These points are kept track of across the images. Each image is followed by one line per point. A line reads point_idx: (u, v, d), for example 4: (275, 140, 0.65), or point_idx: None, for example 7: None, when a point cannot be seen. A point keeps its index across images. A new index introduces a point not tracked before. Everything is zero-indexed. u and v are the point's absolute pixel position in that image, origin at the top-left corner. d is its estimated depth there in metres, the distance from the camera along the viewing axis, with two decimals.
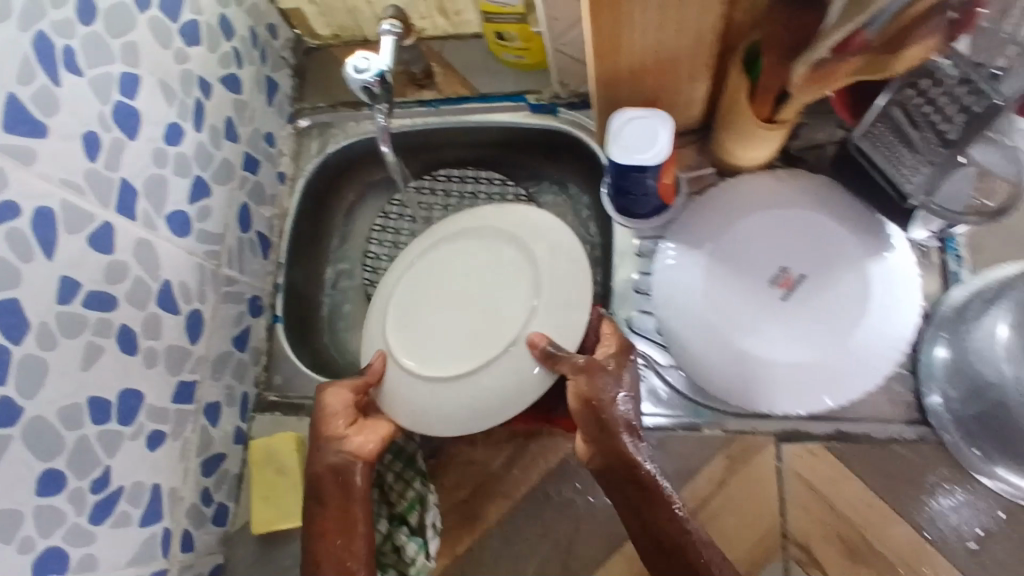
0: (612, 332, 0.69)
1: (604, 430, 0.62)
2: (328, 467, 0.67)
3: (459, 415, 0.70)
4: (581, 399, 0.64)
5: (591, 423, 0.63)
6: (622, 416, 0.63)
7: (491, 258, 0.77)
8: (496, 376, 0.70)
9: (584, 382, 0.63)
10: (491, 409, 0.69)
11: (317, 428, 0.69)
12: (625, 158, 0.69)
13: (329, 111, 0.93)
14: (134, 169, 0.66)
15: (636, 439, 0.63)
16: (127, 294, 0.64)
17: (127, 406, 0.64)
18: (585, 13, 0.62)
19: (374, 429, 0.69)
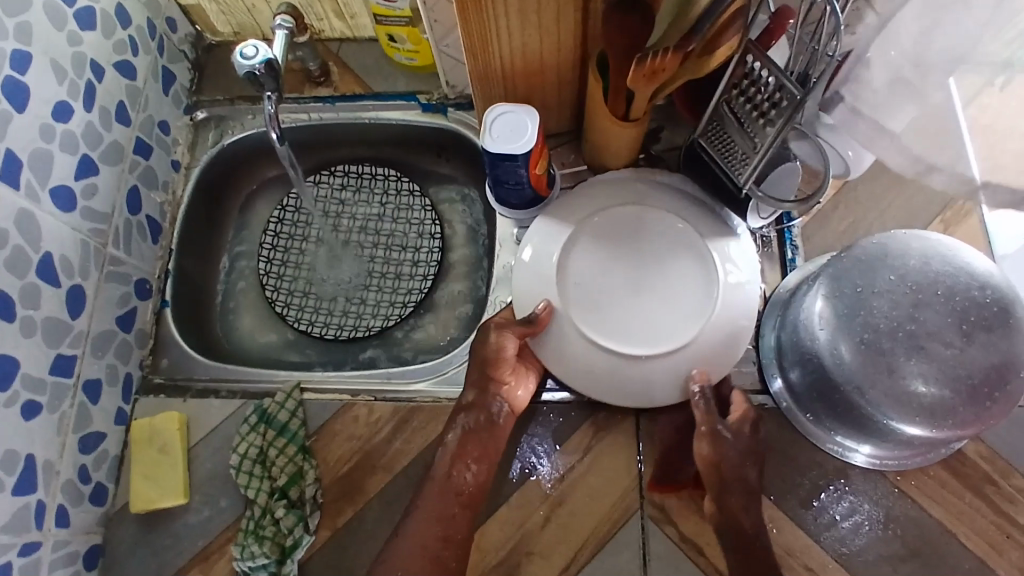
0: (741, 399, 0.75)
1: (724, 493, 0.69)
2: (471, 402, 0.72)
3: (642, 392, 0.75)
4: (707, 459, 0.70)
5: (713, 487, 0.70)
6: (743, 483, 0.70)
7: (662, 237, 0.80)
8: (680, 362, 0.75)
9: (708, 444, 0.70)
10: (661, 388, 0.75)
11: (488, 368, 0.73)
12: (496, 147, 0.76)
13: (226, 104, 0.95)
14: (18, 142, 0.68)
15: (754, 511, 0.70)
16: (6, 260, 0.65)
17: (1, 372, 0.65)
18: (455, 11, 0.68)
19: (526, 377, 0.76)
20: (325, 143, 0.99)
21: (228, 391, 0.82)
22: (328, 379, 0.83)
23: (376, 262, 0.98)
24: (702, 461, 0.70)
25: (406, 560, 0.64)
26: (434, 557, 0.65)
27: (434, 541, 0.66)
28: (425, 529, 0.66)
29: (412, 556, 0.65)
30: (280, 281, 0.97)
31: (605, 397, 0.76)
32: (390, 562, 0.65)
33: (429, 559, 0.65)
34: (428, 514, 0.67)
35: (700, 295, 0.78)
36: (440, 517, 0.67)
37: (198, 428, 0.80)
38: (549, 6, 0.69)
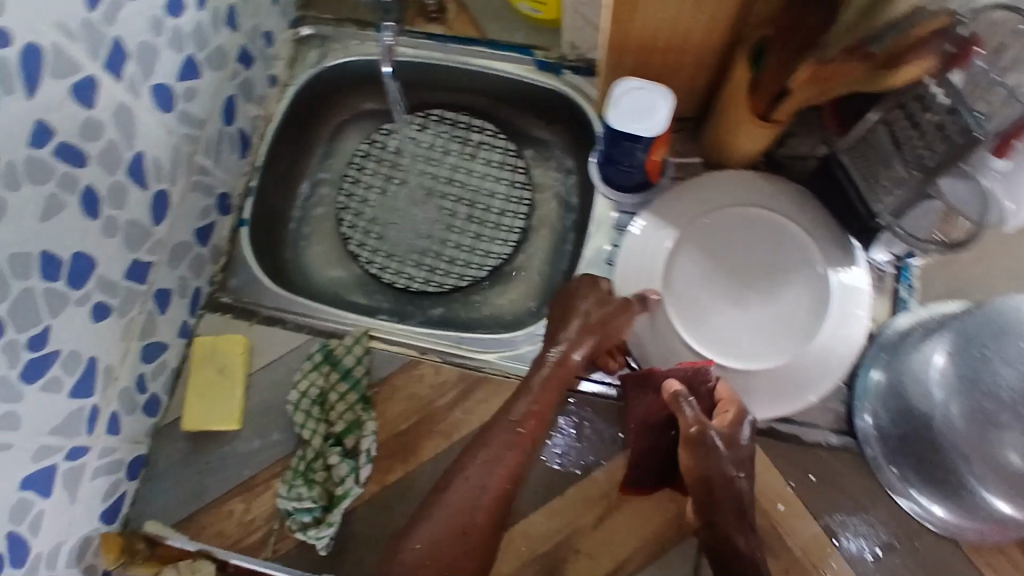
0: (729, 397, 0.68)
1: (714, 507, 0.63)
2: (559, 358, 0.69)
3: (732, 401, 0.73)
4: (694, 469, 0.64)
5: (700, 501, 0.64)
6: (734, 497, 0.63)
7: (769, 250, 0.77)
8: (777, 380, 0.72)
9: (691, 452, 0.64)
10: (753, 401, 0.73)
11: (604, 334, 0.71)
12: (623, 124, 0.71)
13: (332, 25, 0.90)
14: (128, 29, 0.63)
15: (748, 530, 0.63)
16: (99, 154, 0.62)
17: (79, 270, 0.62)
18: None
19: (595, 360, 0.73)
20: (426, 84, 0.94)
21: (294, 324, 0.80)
22: (398, 333, 0.80)
23: (457, 218, 0.94)
24: (686, 471, 0.64)
25: (470, 509, 0.62)
26: (492, 509, 0.63)
27: (496, 492, 0.63)
28: (493, 479, 0.63)
29: (473, 508, 0.62)
30: (358, 219, 0.94)
31: None
32: (450, 508, 0.62)
33: (489, 513, 0.62)
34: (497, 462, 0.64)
35: (805, 314, 0.75)
36: (505, 471, 0.64)
37: (259, 356, 0.79)
38: None
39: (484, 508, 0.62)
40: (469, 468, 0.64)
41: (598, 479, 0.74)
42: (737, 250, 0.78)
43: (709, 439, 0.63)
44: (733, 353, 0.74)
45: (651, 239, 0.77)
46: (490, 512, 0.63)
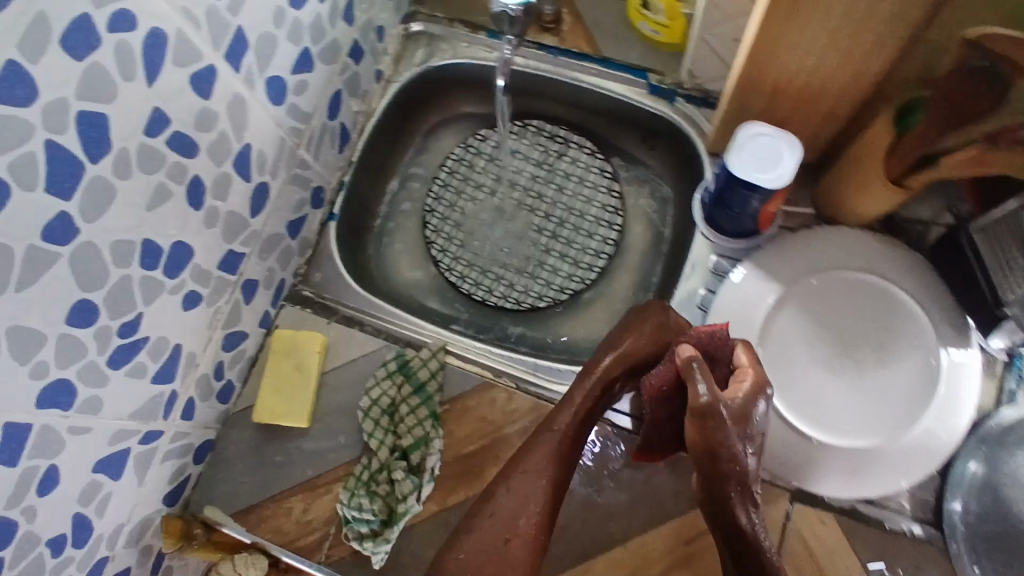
0: (748, 366, 0.62)
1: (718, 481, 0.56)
2: (606, 368, 0.68)
3: (820, 477, 0.69)
4: (699, 441, 0.56)
5: (705, 474, 0.57)
6: (740, 473, 0.56)
7: (877, 320, 0.72)
8: (869, 462, 0.68)
9: (696, 427, 0.56)
10: (842, 483, 0.68)
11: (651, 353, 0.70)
12: (742, 173, 0.67)
13: (444, 24, 0.88)
14: (251, 21, 0.62)
15: (752, 510, 0.56)
16: (209, 145, 0.61)
17: (176, 259, 0.61)
18: (763, 4, 0.59)
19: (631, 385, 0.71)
20: (530, 95, 0.91)
21: (372, 328, 0.79)
22: (474, 351, 0.79)
23: (543, 236, 0.92)
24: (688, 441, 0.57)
25: (511, 521, 0.60)
26: (539, 525, 0.60)
27: (541, 506, 0.61)
28: (541, 493, 0.62)
29: (518, 516, 0.61)
30: (443, 223, 0.93)
31: (777, 470, 0.70)
32: (495, 519, 0.61)
33: (533, 522, 0.60)
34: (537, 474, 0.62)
35: (909, 395, 0.70)
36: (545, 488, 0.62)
37: (335, 356, 0.78)
38: (873, 28, 0.59)
39: (531, 524, 0.60)
40: (515, 480, 0.62)
41: (662, 534, 0.71)
42: (843, 315, 0.73)
43: (721, 412, 0.56)
44: (824, 426, 0.70)
45: (752, 291, 0.73)
46: (539, 530, 0.60)
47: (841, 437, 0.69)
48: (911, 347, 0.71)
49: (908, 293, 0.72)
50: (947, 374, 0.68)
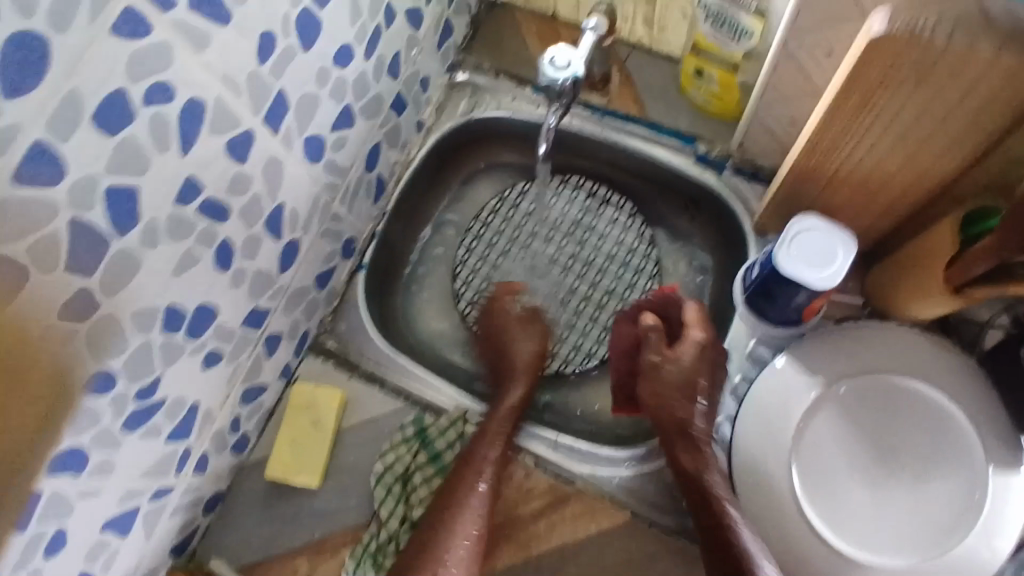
0: (693, 316, 0.74)
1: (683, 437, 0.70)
2: (523, 387, 0.77)
3: None
4: (671, 420, 0.71)
5: (670, 435, 0.71)
6: (702, 433, 0.70)
7: (919, 428, 0.68)
8: None
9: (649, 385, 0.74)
10: None
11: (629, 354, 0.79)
12: (790, 270, 0.63)
13: (489, 75, 0.86)
14: (293, 83, 0.60)
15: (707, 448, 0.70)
16: (242, 208, 0.60)
17: (199, 321, 0.60)
18: (828, 101, 0.55)
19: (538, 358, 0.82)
20: (571, 151, 0.88)
21: (392, 388, 0.77)
22: None
23: (573, 297, 0.89)
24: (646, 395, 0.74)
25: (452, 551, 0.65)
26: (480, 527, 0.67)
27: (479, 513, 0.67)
28: (479, 496, 0.68)
29: (452, 545, 0.65)
30: (473, 276, 0.90)
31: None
32: (432, 549, 0.65)
33: (473, 539, 0.66)
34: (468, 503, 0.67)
35: (947, 514, 0.65)
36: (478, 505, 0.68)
37: (353, 414, 0.76)
38: (947, 133, 0.55)
39: (472, 529, 0.66)
40: (469, 499, 0.67)
41: None
42: (882, 418, 0.69)
43: (699, 385, 0.71)
44: (854, 539, 0.66)
45: (791, 386, 0.70)
46: (478, 532, 0.67)
47: (871, 552, 0.65)
48: (953, 462, 0.67)
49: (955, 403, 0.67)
50: (989, 497, 0.64)
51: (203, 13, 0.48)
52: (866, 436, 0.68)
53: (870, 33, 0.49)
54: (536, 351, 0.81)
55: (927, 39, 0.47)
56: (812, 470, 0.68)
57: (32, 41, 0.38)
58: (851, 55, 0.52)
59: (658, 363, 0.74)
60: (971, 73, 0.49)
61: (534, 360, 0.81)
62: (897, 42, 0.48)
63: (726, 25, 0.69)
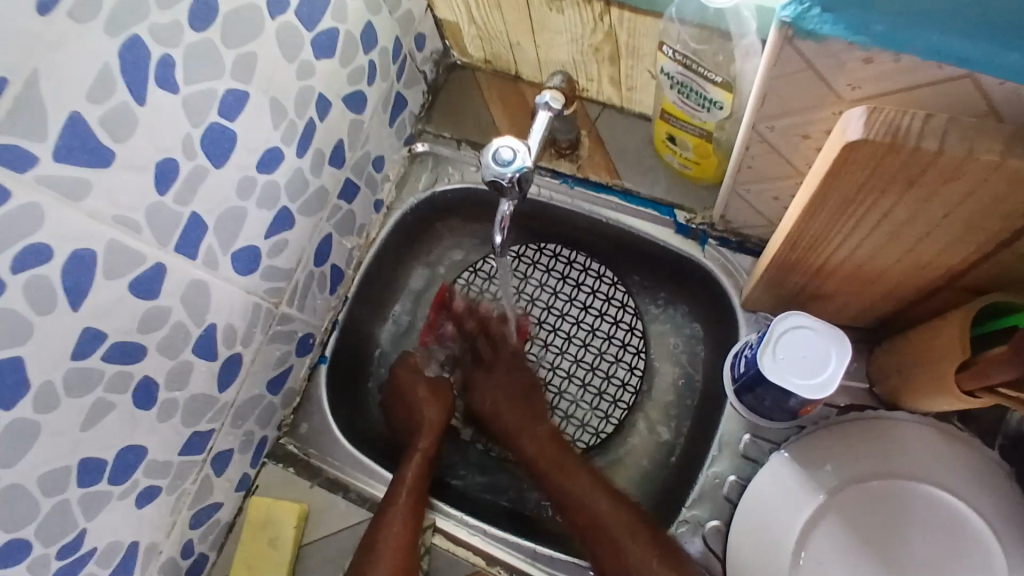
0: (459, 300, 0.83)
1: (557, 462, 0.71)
2: (431, 439, 0.73)
3: None
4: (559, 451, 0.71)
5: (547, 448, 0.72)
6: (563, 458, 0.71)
7: (938, 543, 0.58)
8: None
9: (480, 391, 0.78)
10: None
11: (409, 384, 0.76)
12: (774, 376, 0.55)
13: (451, 145, 0.81)
14: (210, 202, 0.55)
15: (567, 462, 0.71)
16: (161, 341, 0.55)
17: (124, 464, 0.56)
18: (804, 202, 0.47)
19: (442, 400, 0.76)
20: (541, 221, 0.80)
21: (356, 495, 0.72)
22: (467, 530, 0.69)
23: (555, 376, 0.80)
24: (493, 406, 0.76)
25: None
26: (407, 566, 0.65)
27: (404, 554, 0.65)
28: (401, 541, 0.65)
29: None
30: (446, 356, 0.83)
31: None
32: None
33: None
34: (384, 546, 0.64)
35: None
36: (397, 552, 0.64)
37: (316, 526, 0.71)
38: (949, 231, 0.45)
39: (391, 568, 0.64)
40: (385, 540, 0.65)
41: None
42: (894, 531, 0.59)
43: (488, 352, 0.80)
44: None
45: (790, 495, 0.61)
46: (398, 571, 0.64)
47: None
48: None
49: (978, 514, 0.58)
50: None
51: (73, 161, 0.43)
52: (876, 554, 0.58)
53: (844, 139, 0.40)
54: (440, 411, 0.75)
55: (913, 149, 0.38)
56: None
57: None
58: (825, 157, 0.43)
59: (492, 357, 0.80)
60: (971, 179, 0.39)
61: (442, 419, 0.75)
62: (878, 149, 0.39)
63: (692, 95, 0.60)
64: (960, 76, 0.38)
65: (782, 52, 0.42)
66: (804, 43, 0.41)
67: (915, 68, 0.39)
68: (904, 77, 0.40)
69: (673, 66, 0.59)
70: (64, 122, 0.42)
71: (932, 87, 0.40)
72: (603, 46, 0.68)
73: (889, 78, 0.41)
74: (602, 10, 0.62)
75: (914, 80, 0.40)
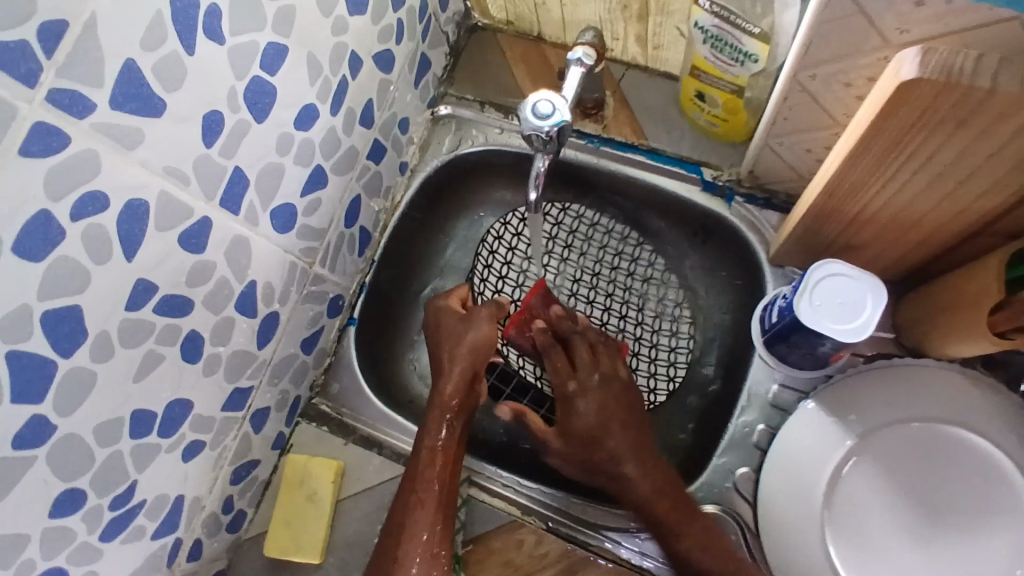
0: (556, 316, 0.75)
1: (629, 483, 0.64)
2: (460, 384, 0.68)
3: None
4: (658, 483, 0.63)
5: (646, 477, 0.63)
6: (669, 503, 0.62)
7: (959, 476, 0.61)
8: None
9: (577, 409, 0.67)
10: None
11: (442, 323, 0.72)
12: (811, 320, 0.57)
13: (475, 107, 0.81)
14: (251, 157, 0.55)
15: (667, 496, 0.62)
16: (206, 296, 0.56)
17: (171, 417, 0.57)
18: (853, 141, 0.48)
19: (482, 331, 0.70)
20: (569, 183, 0.81)
21: (390, 452, 0.74)
22: (499, 482, 0.72)
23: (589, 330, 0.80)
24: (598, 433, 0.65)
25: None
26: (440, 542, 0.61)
27: (432, 532, 0.61)
28: (433, 517, 0.62)
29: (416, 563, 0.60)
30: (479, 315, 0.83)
31: None
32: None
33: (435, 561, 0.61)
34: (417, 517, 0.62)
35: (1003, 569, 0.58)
36: (431, 524, 0.62)
37: (352, 482, 0.73)
38: (991, 174, 0.47)
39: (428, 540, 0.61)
40: (417, 508, 0.62)
41: None
42: (919, 471, 0.62)
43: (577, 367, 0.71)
44: None
45: (820, 442, 0.64)
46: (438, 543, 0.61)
47: None
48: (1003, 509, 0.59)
49: (997, 447, 0.60)
50: None
51: (127, 109, 0.44)
52: (903, 491, 0.62)
53: (899, 77, 0.41)
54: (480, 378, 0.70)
55: (967, 87, 0.40)
56: (842, 527, 0.61)
57: None
58: (877, 96, 0.44)
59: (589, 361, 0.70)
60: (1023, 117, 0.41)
61: (478, 356, 0.69)
62: (932, 87, 0.41)
63: (726, 49, 0.63)
64: (1008, 18, 0.40)
65: None
66: None
67: (967, 10, 0.40)
68: (955, 20, 0.41)
69: (709, 19, 0.61)
70: (119, 70, 0.42)
71: (981, 30, 0.41)
72: (632, 3, 0.68)
73: (939, 21, 0.42)
74: None
75: (963, 23, 0.41)
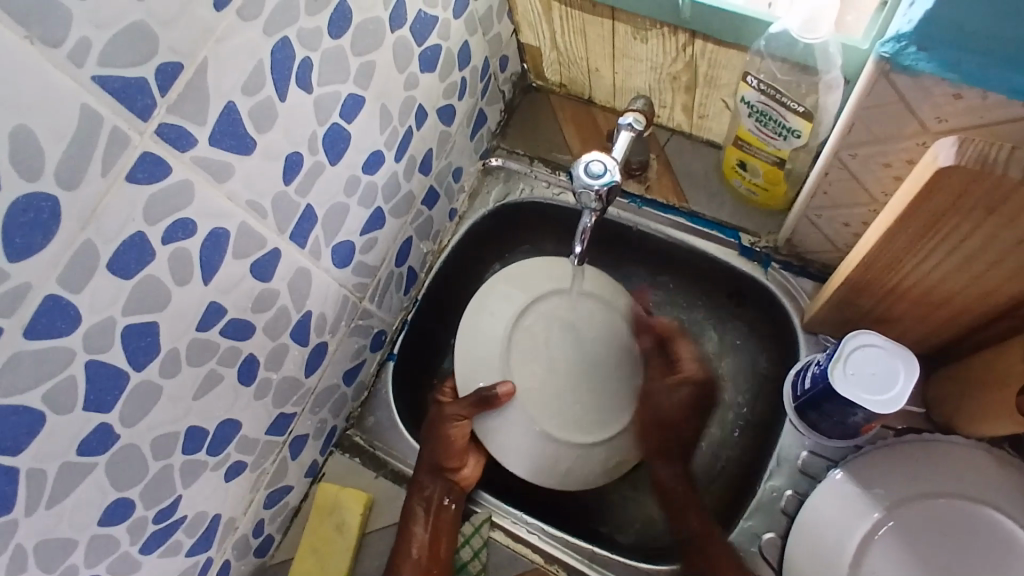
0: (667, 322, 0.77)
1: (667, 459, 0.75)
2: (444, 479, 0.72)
3: None
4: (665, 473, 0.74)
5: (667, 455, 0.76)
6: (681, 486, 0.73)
7: (986, 556, 0.61)
8: None
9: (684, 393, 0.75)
10: None
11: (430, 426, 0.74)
12: (844, 389, 0.59)
13: (524, 161, 0.85)
14: (322, 197, 0.59)
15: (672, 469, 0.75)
16: (266, 323, 0.59)
17: (221, 436, 0.59)
18: (890, 221, 0.51)
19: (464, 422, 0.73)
20: (611, 241, 0.85)
21: None
22: (525, 528, 0.72)
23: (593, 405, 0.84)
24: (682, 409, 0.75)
25: None
26: None
27: None
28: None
29: None
30: None
31: None
32: None
33: None
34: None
35: None
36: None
37: (379, 515, 0.74)
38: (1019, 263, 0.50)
39: None
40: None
41: None
42: (945, 547, 0.62)
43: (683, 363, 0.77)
44: None
45: (846, 511, 0.64)
46: None
47: None
48: None
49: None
50: None
51: (223, 145, 0.47)
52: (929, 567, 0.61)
53: (937, 164, 0.45)
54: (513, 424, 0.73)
55: (999, 176, 0.43)
56: None
57: (42, 202, 0.38)
58: (913, 180, 0.48)
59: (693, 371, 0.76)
60: None
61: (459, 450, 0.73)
62: (966, 176, 0.44)
63: (771, 123, 0.66)
64: None
65: (876, 84, 0.48)
66: (899, 77, 0.46)
67: (1003, 105, 0.44)
68: (990, 113, 0.45)
69: (755, 95, 0.65)
70: (221, 110, 0.46)
71: (1014, 123, 0.45)
72: (681, 75, 0.73)
73: (975, 114, 0.46)
74: (686, 41, 0.68)
75: (999, 116, 0.45)
